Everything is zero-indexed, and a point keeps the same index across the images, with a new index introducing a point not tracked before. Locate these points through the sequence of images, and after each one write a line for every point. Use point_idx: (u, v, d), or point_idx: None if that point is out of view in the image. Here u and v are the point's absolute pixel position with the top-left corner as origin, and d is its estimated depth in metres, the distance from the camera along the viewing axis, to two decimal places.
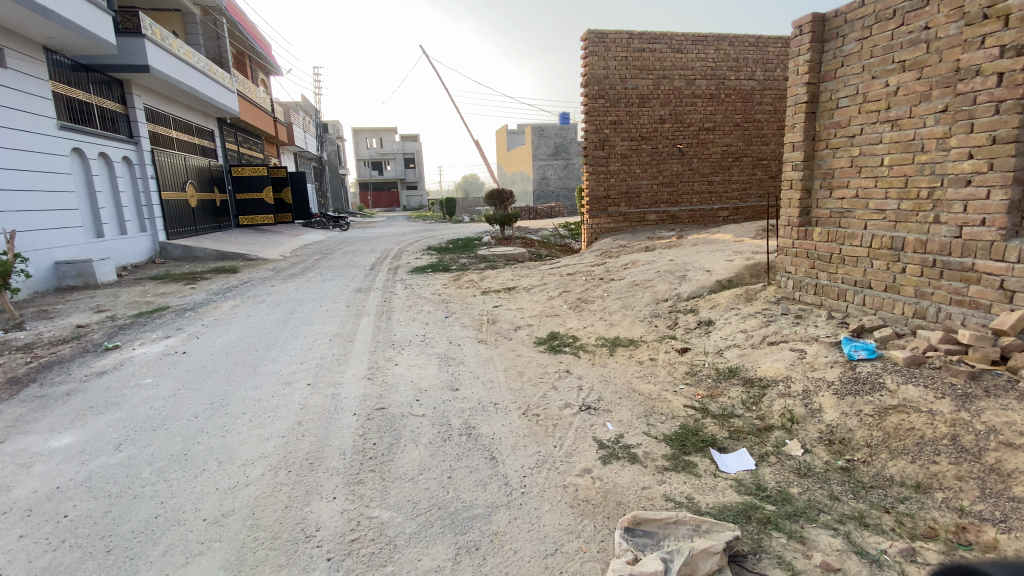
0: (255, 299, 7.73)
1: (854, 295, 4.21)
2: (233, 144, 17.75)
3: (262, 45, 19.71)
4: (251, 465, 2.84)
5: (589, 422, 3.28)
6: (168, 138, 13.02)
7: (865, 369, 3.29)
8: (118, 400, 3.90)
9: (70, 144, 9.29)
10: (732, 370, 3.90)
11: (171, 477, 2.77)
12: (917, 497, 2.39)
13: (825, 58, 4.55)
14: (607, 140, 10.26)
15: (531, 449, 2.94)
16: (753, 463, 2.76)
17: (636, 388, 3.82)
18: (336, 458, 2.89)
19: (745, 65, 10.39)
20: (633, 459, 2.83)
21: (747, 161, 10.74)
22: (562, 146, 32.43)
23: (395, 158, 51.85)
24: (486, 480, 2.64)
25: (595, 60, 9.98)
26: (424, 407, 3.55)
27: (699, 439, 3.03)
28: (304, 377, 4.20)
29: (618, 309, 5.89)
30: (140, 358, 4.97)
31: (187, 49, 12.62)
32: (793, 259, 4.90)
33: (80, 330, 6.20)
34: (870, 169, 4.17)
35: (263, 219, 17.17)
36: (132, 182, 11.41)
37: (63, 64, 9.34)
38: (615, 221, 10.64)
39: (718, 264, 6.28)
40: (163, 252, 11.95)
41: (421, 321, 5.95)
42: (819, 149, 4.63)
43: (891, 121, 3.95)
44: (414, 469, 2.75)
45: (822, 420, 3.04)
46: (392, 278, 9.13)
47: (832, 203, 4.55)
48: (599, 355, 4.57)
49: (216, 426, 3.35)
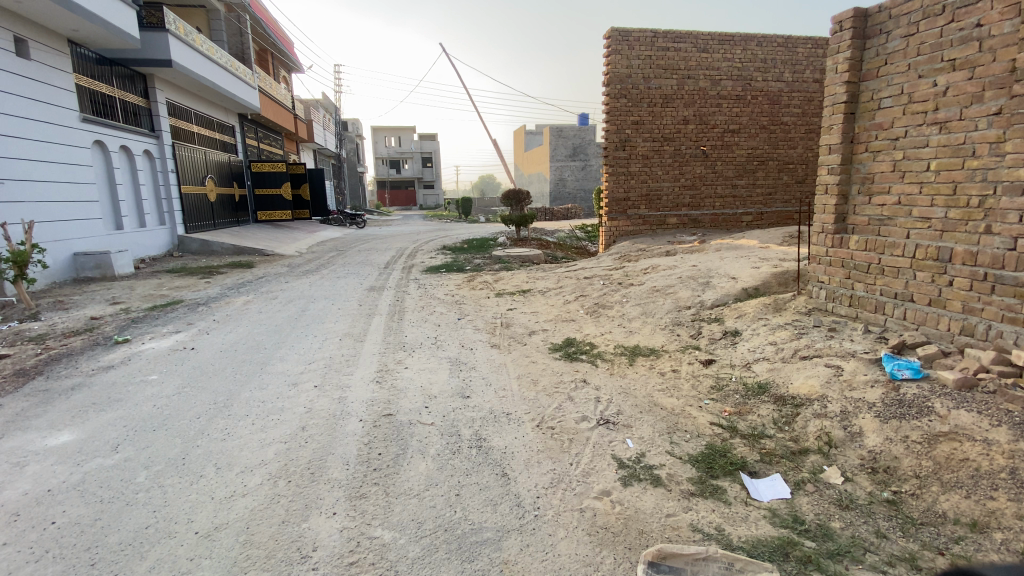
0: (268, 295, 7.65)
1: (894, 308, 3.93)
2: (253, 140, 17.86)
3: (284, 42, 19.82)
4: (249, 473, 2.69)
5: (607, 438, 3.07)
6: (190, 132, 13.11)
7: (911, 391, 3.02)
8: (121, 397, 3.80)
9: (91, 137, 9.33)
10: (762, 386, 3.66)
11: (165, 484, 2.64)
12: (974, 538, 2.14)
13: (867, 56, 4.26)
14: (628, 141, 10.01)
15: (545, 467, 2.74)
16: (788, 491, 2.54)
17: (657, 402, 3.60)
18: (339, 469, 2.72)
19: (773, 66, 10.07)
20: (656, 481, 2.62)
21: (772, 165, 10.41)
22: (580, 147, 32.08)
23: (413, 156, 51.99)
24: (497, 499, 2.45)
25: (617, 58, 9.73)
26: (433, 415, 3.38)
27: (727, 461, 2.82)
28: (311, 379, 4.07)
29: (637, 315, 5.67)
30: (148, 354, 4.89)
31: (209, 45, 12.66)
32: (827, 268, 4.62)
33: (93, 322, 6.18)
34: (913, 174, 3.87)
35: (280, 215, 17.26)
36: (152, 175, 11.46)
37: (86, 56, 9.41)
38: (634, 224, 10.37)
39: (744, 270, 6.02)
40: (181, 245, 12.00)
41: (434, 323, 5.79)
42: (858, 151, 4.34)
43: (939, 123, 3.66)
44: (420, 484, 2.57)
45: (863, 445, 2.79)
46: (406, 277, 9.00)
47: (871, 210, 4.27)
48: (618, 365, 4.36)
49: (218, 429, 3.23)
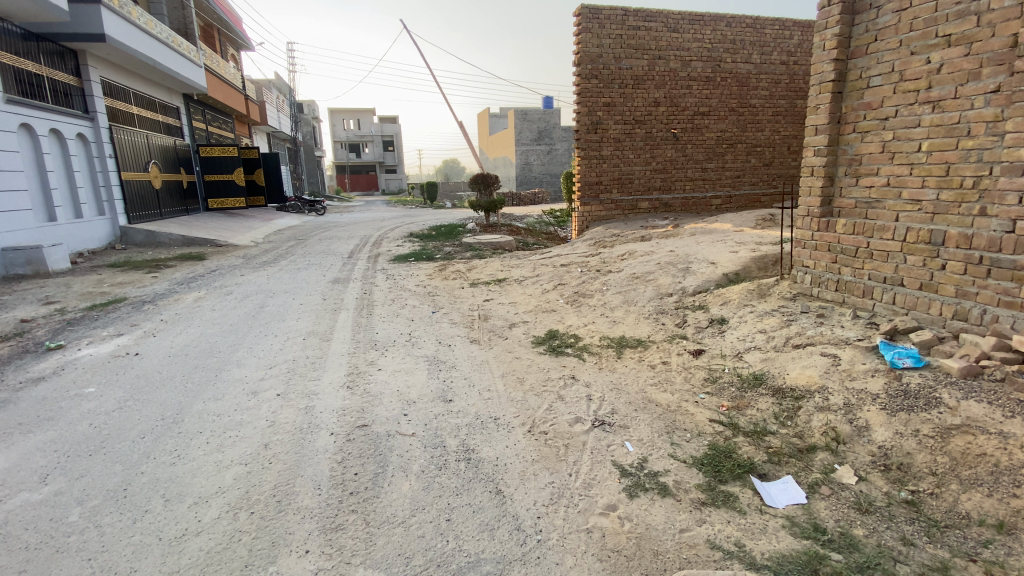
0: (222, 290, 7.10)
1: (883, 293, 3.85)
2: (201, 122, 16.69)
3: (230, 17, 18.51)
4: (205, 505, 2.34)
5: (605, 442, 2.85)
6: (130, 114, 12.08)
7: (915, 381, 2.93)
8: (53, 415, 3.31)
9: (18, 120, 8.39)
10: (758, 377, 3.51)
11: (104, 522, 2.25)
12: (1003, 540, 2.03)
13: (855, 32, 4.13)
14: (600, 123, 9.77)
15: (542, 480, 2.50)
16: (803, 496, 2.37)
17: (651, 398, 3.40)
18: (309, 494, 2.40)
19: (741, 48, 9.98)
20: (663, 491, 2.41)
21: (741, 148, 10.39)
22: (545, 130, 31.76)
23: (374, 140, 50.33)
24: (493, 523, 2.19)
25: (588, 37, 9.42)
26: (413, 424, 3.07)
27: (734, 463, 2.63)
28: (274, 386, 3.67)
29: (620, 304, 5.47)
30: (85, 361, 4.36)
31: (148, 18, 11.60)
32: (812, 252, 4.53)
33: (23, 326, 5.52)
34: (903, 155, 3.77)
35: (233, 202, 16.32)
36: (87, 161, 10.46)
37: (9, 31, 8.43)
38: (606, 209, 10.17)
39: (723, 255, 5.89)
40: (125, 237, 11.09)
41: (406, 317, 5.44)
42: (845, 132, 4.22)
43: (932, 102, 3.56)
44: (405, 509, 2.28)
45: (872, 441, 2.67)
46: (372, 267, 8.53)
47: (858, 192, 4.15)
48: (606, 359, 4.14)
49: (166, 450, 2.83)
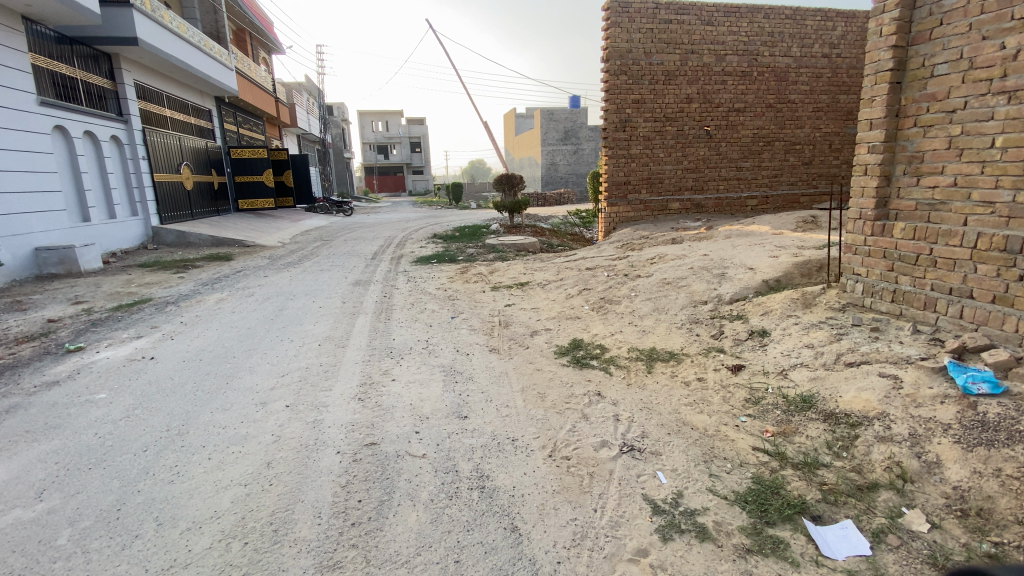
0: (244, 291, 7.06)
1: (948, 306, 3.44)
2: (232, 124, 16.96)
3: (262, 20, 18.79)
4: (197, 532, 2.16)
5: (634, 472, 2.57)
6: (162, 117, 12.32)
7: (992, 411, 2.56)
8: (60, 423, 3.22)
9: (51, 121, 8.54)
10: (806, 399, 3.16)
11: (91, 548, 2.10)
12: None
13: (917, 15, 3.73)
14: (629, 121, 9.41)
15: (563, 516, 2.24)
16: (866, 546, 2.05)
17: (686, 421, 3.10)
18: (308, 524, 2.20)
19: (780, 40, 9.48)
20: (701, 534, 2.12)
21: (779, 146, 9.89)
22: (571, 130, 31.38)
23: (401, 141, 50.78)
24: (507, 567, 1.94)
25: (617, 32, 9.07)
26: (424, 444, 2.84)
27: (782, 501, 2.31)
28: (283, 397, 3.50)
29: (649, 312, 5.15)
30: (101, 365, 4.29)
31: (179, 21, 11.78)
32: (864, 259, 4.12)
33: (50, 326, 5.54)
34: (973, 152, 3.36)
35: (263, 203, 16.58)
36: (120, 162, 10.67)
37: (43, 34, 8.58)
38: (635, 210, 9.80)
39: (762, 260, 5.50)
40: (156, 237, 11.28)
41: (424, 323, 5.24)
42: (905, 126, 3.81)
43: (1008, 92, 3.15)
44: (409, 546, 2.06)
45: (945, 479, 2.32)
46: (394, 269, 8.39)
47: (919, 193, 3.75)
48: (635, 373, 3.85)
49: (166, 466, 2.69)
